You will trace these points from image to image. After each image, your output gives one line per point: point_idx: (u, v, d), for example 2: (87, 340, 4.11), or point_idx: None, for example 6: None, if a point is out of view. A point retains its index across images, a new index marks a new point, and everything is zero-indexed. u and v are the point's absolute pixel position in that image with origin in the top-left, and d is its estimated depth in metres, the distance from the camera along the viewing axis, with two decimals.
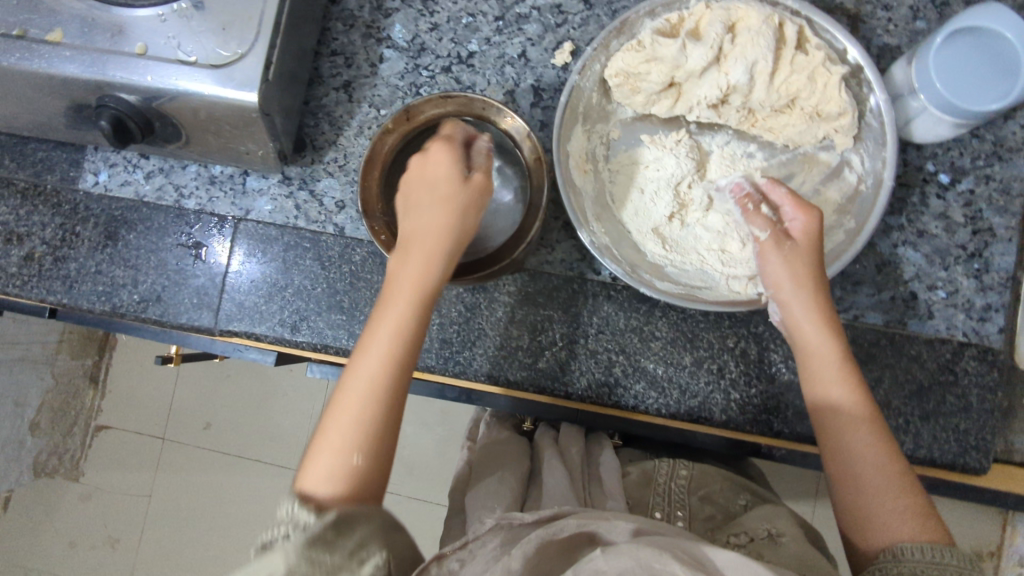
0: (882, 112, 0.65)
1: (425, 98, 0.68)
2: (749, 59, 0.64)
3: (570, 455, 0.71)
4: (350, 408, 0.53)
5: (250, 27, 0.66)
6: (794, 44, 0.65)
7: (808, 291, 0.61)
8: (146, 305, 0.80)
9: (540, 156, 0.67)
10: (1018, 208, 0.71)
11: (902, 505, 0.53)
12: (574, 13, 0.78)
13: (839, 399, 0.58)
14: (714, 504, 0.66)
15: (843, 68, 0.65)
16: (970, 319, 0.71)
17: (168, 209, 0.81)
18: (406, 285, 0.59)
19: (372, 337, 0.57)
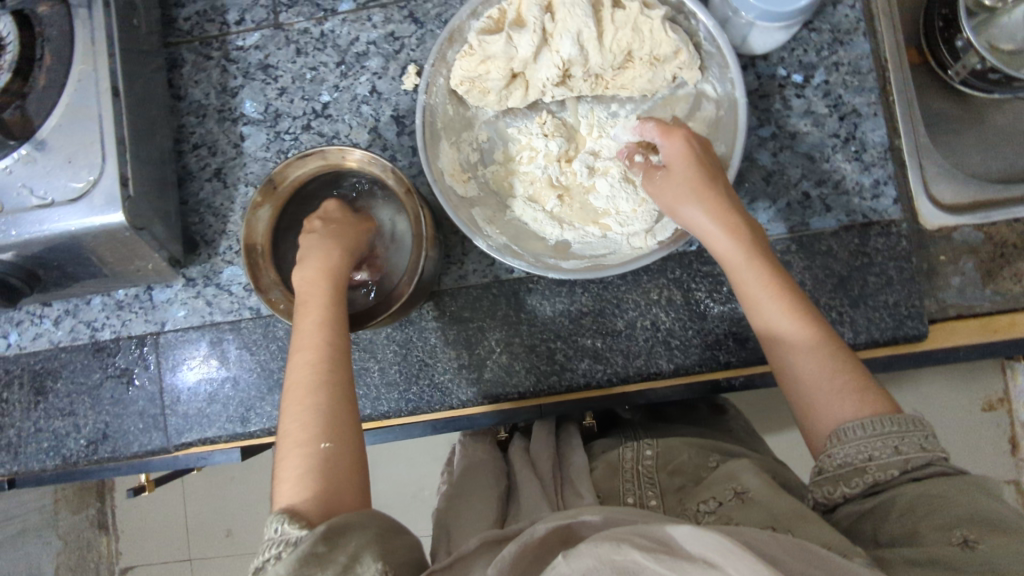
0: (714, 37, 0.66)
1: (285, 162, 0.68)
2: (573, 31, 0.65)
3: (541, 465, 0.72)
4: (297, 439, 0.53)
5: (95, 152, 0.66)
6: (610, 3, 0.66)
7: (711, 197, 0.60)
8: (95, 446, 0.79)
9: (409, 187, 0.67)
10: (872, 83, 0.73)
11: (849, 389, 0.53)
12: (408, 35, 0.79)
13: (765, 304, 0.58)
14: (687, 473, 0.65)
15: (661, 9, 0.66)
16: (865, 201, 0.72)
17: (86, 347, 0.81)
18: (313, 334, 0.59)
19: (296, 386, 0.56)
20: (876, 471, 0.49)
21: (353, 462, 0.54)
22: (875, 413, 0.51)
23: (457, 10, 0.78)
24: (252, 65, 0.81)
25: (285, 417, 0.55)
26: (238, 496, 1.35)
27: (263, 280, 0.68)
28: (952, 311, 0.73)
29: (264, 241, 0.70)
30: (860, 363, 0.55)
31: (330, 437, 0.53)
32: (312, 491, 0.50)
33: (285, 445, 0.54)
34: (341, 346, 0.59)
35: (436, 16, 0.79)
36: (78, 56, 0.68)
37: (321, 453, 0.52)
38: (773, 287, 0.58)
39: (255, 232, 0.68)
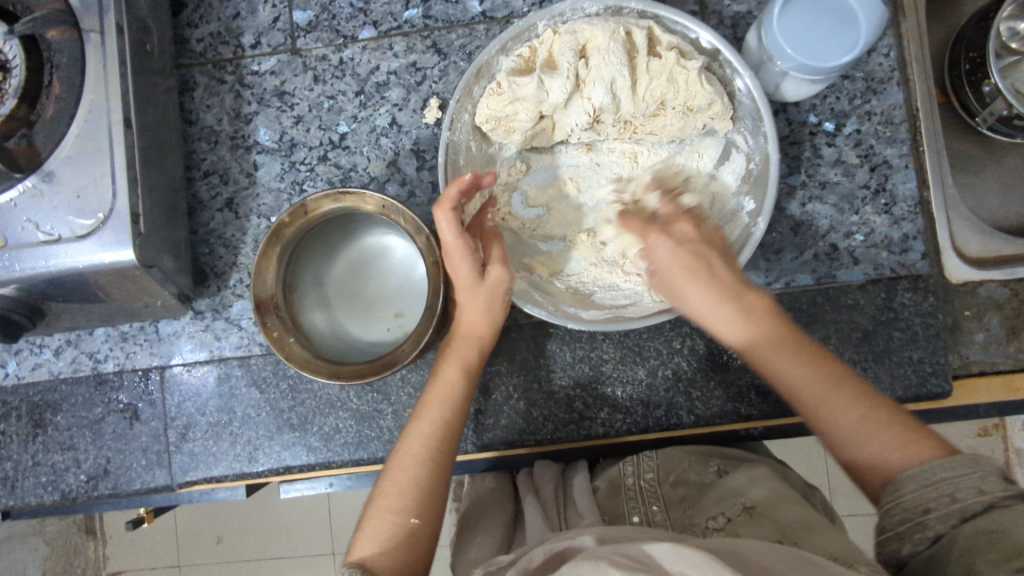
0: (751, 91, 0.65)
1: (323, 193, 0.63)
2: (607, 80, 0.63)
3: (543, 489, 0.69)
4: (390, 507, 0.54)
5: (106, 188, 0.64)
6: (645, 49, 0.65)
7: (706, 277, 0.57)
8: (95, 482, 0.77)
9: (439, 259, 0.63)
10: (904, 135, 0.72)
11: (896, 436, 0.49)
12: (431, 67, 0.76)
13: (787, 372, 0.54)
14: (689, 483, 0.64)
15: (697, 61, 0.64)
16: (893, 254, 0.72)
17: (88, 379, 0.78)
18: (444, 391, 0.62)
19: (406, 455, 0.58)
20: (935, 524, 0.43)
21: (429, 547, 0.55)
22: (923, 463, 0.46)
23: (483, 44, 0.76)
24: (267, 90, 0.78)
25: (388, 478, 0.57)
26: (232, 509, 1.33)
27: (265, 298, 0.64)
28: (974, 367, 0.73)
29: (280, 259, 0.65)
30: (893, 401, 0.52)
31: (420, 513, 0.55)
32: (388, 560, 0.52)
33: (377, 504, 0.55)
34: (460, 401, 0.62)
35: (460, 48, 0.76)
36: (89, 85, 0.64)
37: (407, 530, 0.53)
38: (790, 356, 0.54)
39: (273, 249, 0.64)
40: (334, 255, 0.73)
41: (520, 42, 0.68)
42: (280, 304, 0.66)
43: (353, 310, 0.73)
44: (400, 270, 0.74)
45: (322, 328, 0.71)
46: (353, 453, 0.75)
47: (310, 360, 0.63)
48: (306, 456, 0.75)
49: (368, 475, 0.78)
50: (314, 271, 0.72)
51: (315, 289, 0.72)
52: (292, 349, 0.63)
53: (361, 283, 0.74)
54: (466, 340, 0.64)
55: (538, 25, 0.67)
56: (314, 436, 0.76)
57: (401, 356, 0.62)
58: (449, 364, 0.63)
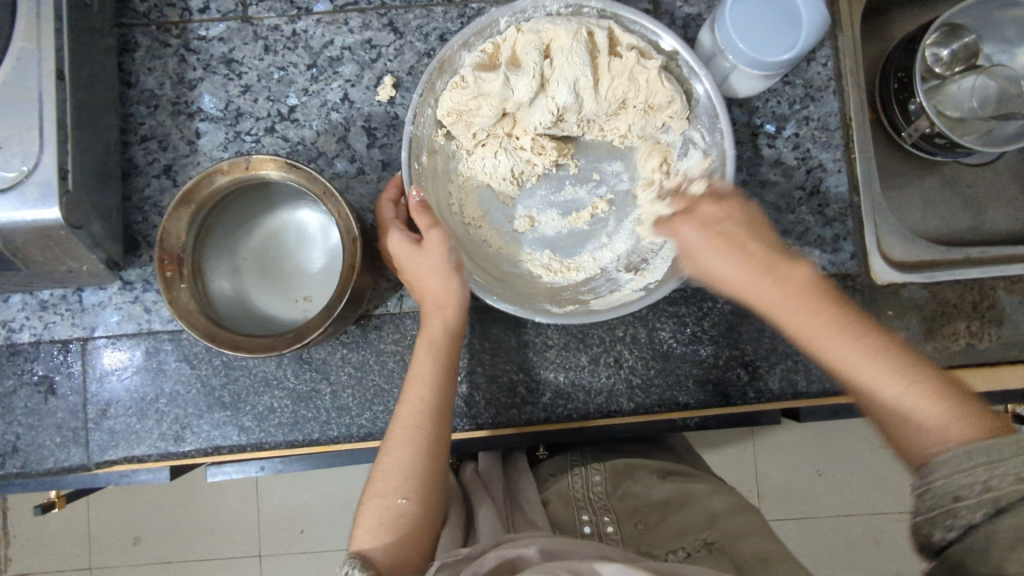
0: (710, 97, 0.68)
1: (268, 157, 0.60)
2: (570, 79, 0.66)
3: (488, 486, 0.68)
4: (379, 491, 0.55)
5: (32, 139, 0.60)
6: (607, 50, 0.67)
7: (743, 261, 0.55)
8: (3, 460, 0.72)
9: (354, 264, 0.61)
10: (839, 140, 0.76)
11: (956, 410, 0.44)
12: (386, 45, 0.76)
13: (836, 349, 0.50)
14: (636, 497, 0.65)
15: (657, 61, 0.67)
16: (824, 253, 0.76)
17: (0, 349, 0.73)
18: (422, 370, 0.61)
19: (393, 439, 0.58)
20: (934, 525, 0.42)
21: (424, 526, 0.54)
22: (975, 437, 0.43)
23: (441, 26, 0.76)
24: (214, 57, 0.76)
25: (379, 467, 0.57)
26: (153, 503, 1.27)
27: (171, 243, 0.61)
28: None
29: (205, 205, 0.63)
30: (909, 361, 0.48)
31: (409, 493, 0.54)
32: (385, 545, 0.52)
33: (370, 491, 0.55)
34: (437, 377, 0.61)
35: (417, 28, 0.76)
36: (20, 32, 0.61)
37: (397, 511, 0.53)
38: (843, 325, 0.50)
39: (200, 191, 0.61)
40: (259, 216, 0.71)
41: (482, 38, 0.69)
42: (186, 250, 0.63)
43: (268, 278, 0.71)
44: (324, 251, 0.72)
45: (228, 289, 0.68)
46: (288, 433, 0.72)
47: (194, 317, 0.60)
48: (237, 435, 0.73)
49: (302, 458, 0.75)
50: (232, 230, 0.69)
51: (233, 245, 0.69)
52: (179, 298, 0.60)
53: (284, 253, 0.72)
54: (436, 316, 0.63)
55: (500, 22, 0.68)
56: (246, 416, 0.73)
57: (280, 342, 0.60)
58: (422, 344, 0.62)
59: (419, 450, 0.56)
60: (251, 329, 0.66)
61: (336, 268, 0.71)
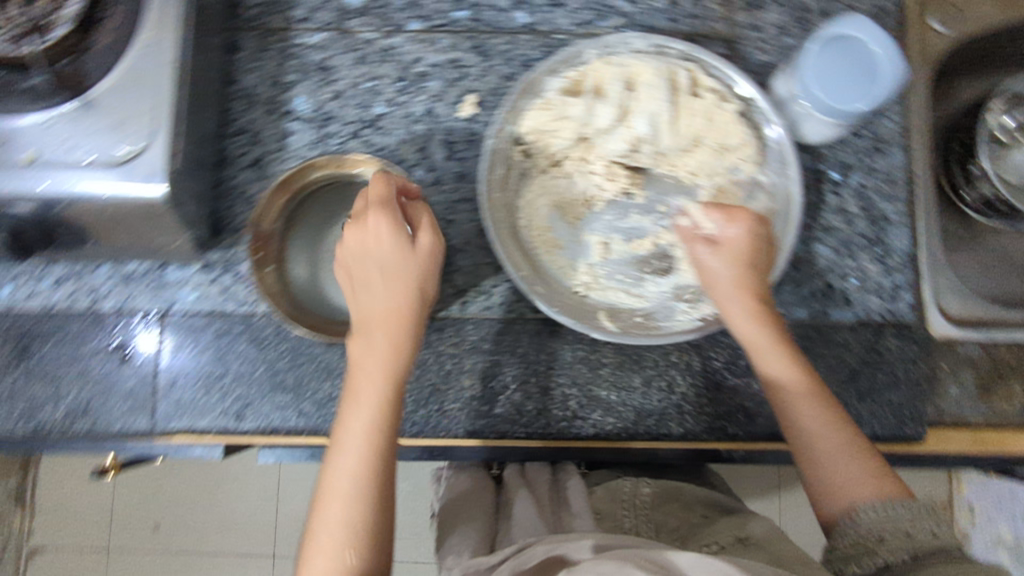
0: (782, 141, 0.70)
1: (364, 157, 0.66)
2: (649, 112, 0.71)
3: (537, 488, 0.74)
4: (339, 534, 0.56)
5: (147, 121, 0.65)
6: (687, 89, 0.72)
7: (772, 334, 0.64)
8: (74, 419, 0.75)
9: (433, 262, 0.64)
10: (903, 193, 0.78)
11: (874, 479, 0.58)
12: (473, 66, 0.80)
13: (807, 409, 0.62)
14: (677, 514, 0.69)
15: (735, 104, 0.72)
16: (883, 301, 0.76)
17: (83, 315, 0.77)
18: (364, 407, 0.60)
19: (331, 480, 0.58)
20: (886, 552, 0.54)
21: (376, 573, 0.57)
22: (890, 497, 0.57)
23: (525, 52, 0.80)
24: (310, 63, 0.81)
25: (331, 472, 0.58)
26: (184, 488, 1.29)
27: (264, 225, 0.66)
28: (948, 418, 0.76)
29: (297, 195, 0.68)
30: (870, 450, 0.61)
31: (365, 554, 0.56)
32: None
33: (321, 524, 0.57)
34: (389, 417, 0.61)
35: (503, 53, 0.80)
36: (147, 24, 0.66)
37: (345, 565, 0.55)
38: (816, 395, 0.63)
39: (297, 182, 0.67)
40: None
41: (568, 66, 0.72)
42: (276, 235, 0.68)
43: None
44: None
45: (303, 276, 0.69)
46: None
47: (276, 297, 0.66)
48: (295, 419, 0.75)
49: None
50: (313, 220, 0.71)
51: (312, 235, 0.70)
52: (267, 276, 0.65)
53: None
54: (382, 339, 0.62)
55: (587, 52, 0.71)
56: (306, 402, 0.76)
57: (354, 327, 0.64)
58: (365, 380, 0.60)
59: (374, 493, 0.58)
60: (322, 314, 0.68)
61: None
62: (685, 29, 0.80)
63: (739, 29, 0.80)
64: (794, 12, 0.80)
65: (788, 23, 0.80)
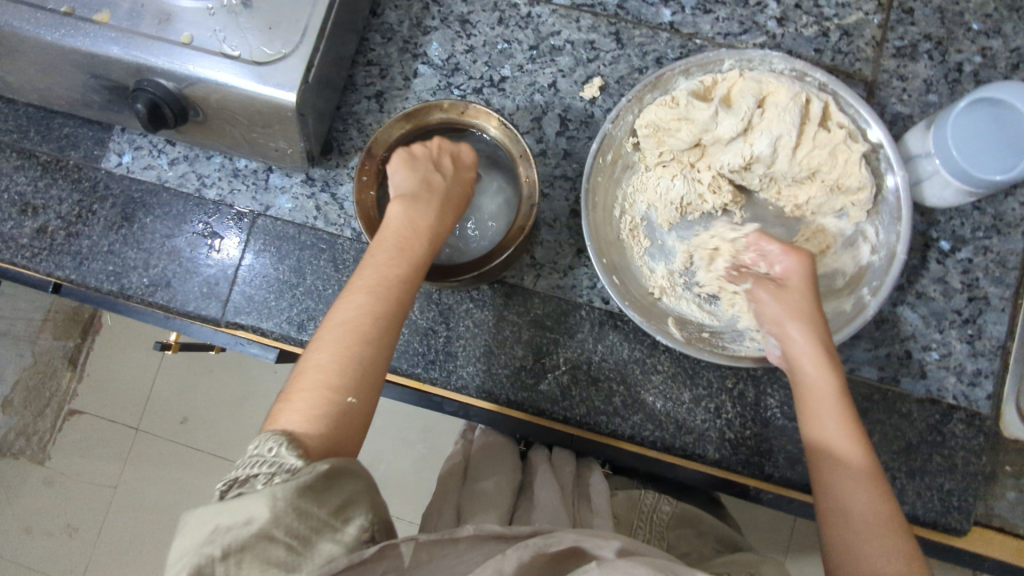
0: (899, 192, 0.68)
1: (487, 110, 0.66)
2: (773, 133, 0.68)
3: (561, 471, 0.74)
4: (326, 383, 0.52)
5: (296, 30, 0.68)
6: (817, 121, 0.69)
7: (821, 358, 0.61)
8: (154, 289, 0.80)
9: (524, 227, 0.65)
10: (1012, 280, 0.74)
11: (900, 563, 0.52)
12: (606, 51, 0.81)
13: (856, 489, 0.57)
14: (689, 542, 0.70)
15: (863, 146, 0.68)
16: (961, 383, 0.73)
17: (188, 197, 0.82)
18: (374, 282, 0.57)
19: (335, 328, 0.55)
20: None
21: (359, 428, 0.53)
22: None
23: (661, 50, 0.80)
24: (453, 14, 0.83)
25: (325, 344, 0.54)
26: (222, 388, 1.35)
27: (377, 150, 0.67)
28: (995, 520, 0.73)
29: (415, 130, 0.69)
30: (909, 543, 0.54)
31: (358, 395, 0.53)
32: (317, 434, 0.50)
33: (307, 379, 0.53)
34: (398, 301, 0.57)
35: (638, 45, 0.81)
36: None
37: (339, 406, 0.52)
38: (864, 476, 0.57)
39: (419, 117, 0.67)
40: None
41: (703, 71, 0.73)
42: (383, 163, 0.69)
43: None
44: None
45: None
46: (395, 359, 0.77)
47: (371, 220, 0.66)
48: None
49: (395, 388, 0.80)
50: None
51: None
52: (366, 200, 0.66)
53: None
54: (408, 248, 0.59)
55: (725, 62, 0.72)
56: None
57: None
58: (385, 264, 0.58)
59: (370, 353, 0.54)
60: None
61: None
62: (827, 63, 0.79)
63: (884, 76, 0.78)
64: (946, 72, 0.78)
65: (937, 80, 0.78)
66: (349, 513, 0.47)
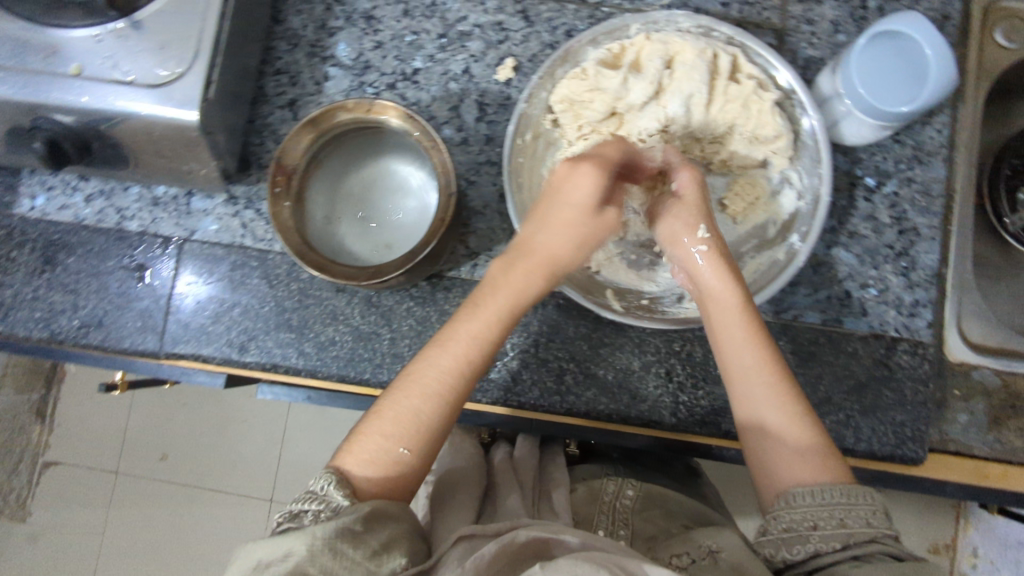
0: (817, 133, 0.68)
1: (392, 104, 0.64)
2: (685, 92, 0.68)
3: (523, 473, 0.77)
4: (382, 431, 0.56)
5: (189, 47, 0.66)
6: (727, 74, 0.69)
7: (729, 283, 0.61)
8: (87, 331, 0.78)
9: (445, 218, 0.64)
10: (938, 208, 0.75)
11: (818, 464, 0.54)
12: (515, 30, 0.80)
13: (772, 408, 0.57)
14: (656, 523, 0.69)
15: (773, 94, 0.69)
16: (901, 316, 0.74)
17: (109, 231, 0.80)
18: (484, 327, 0.60)
19: (416, 380, 0.58)
20: (818, 541, 0.50)
21: (412, 478, 0.56)
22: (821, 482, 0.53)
23: (569, 22, 0.80)
24: (357, 11, 0.81)
25: (393, 399, 0.57)
26: (191, 419, 1.33)
27: (287, 160, 0.66)
28: (951, 445, 0.74)
29: (325, 133, 0.68)
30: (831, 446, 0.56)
31: (410, 445, 0.56)
32: (370, 479, 0.54)
33: (370, 423, 0.57)
34: (487, 346, 0.60)
35: (547, 20, 0.80)
36: None
37: (393, 456, 0.55)
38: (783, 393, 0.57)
39: (325, 120, 0.66)
40: (364, 160, 0.75)
41: (611, 38, 0.71)
42: (297, 171, 0.68)
43: (358, 215, 0.75)
44: (414, 204, 0.75)
45: (319, 217, 0.72)
46: (342, 368, 0.76)
47: (290, 231, 0.64)
48: (296, 358, 0.77)
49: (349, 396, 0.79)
50: (335, 161, 0.73)
51: (331, 175, 0.73)
52: (281, 212, 0.65)
53: (375, 197, 0.75)
54: (509, 290, 0.61)
55: (631, 27, 0.71)
56: (308, 342, 0.77)
57: (359, 274, 0.64)
58: (483, 312, 0.60)
59: (431, 407, 0.57)
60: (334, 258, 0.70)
61: (421, 220, 0.74)
62: (736, 16, 0.78)
63: (792, 21, 0.78)
64: (852, 11, 0.78)
65: (844, 19, 0.78)
66: (385, 556, 0.50)
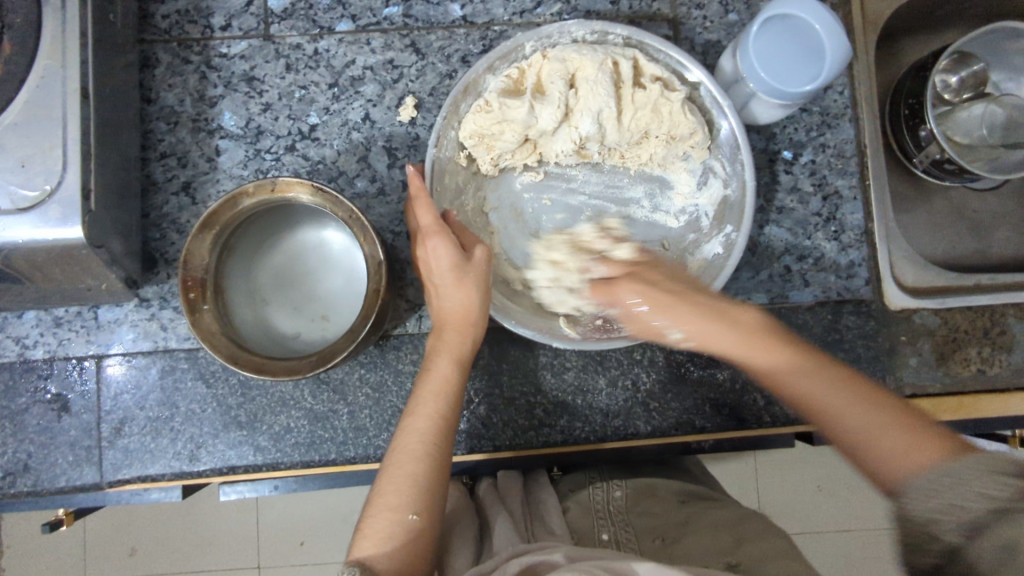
0: (731, 120, 0.69)
1: (296, 179, 0.60)
2: (594, 110, 0.66)
3: (510, 500, 0.69)
4: (389, 504, 0.51)
5: (55, 159, 0.59)
6: (630, 81, 0.67)
7: None
8: (13, 479, 0.71)
9: (380, 288, 0.61)
10: (854, 167, 0.77)
11: None
12: (408, 65, 0.76)
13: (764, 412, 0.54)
14: (654, 513, 0.65)
15: (680, 92, 0.68)
16: (840, 279, 0.76)
17: (13, 366, 0.72)
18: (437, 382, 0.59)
19: (402, 452, 0.55)
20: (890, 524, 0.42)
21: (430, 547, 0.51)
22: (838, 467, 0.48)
23: (462, 47, 0.76)
24: (235, 75, 0.76)
25: (384, 477, 0.54)
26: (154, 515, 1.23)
27: (194, 265, 0.60)
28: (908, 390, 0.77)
29: (229, 225, 0.62)
30: None
31: (419, 509, 0.52)
32: (390, 558, 0.49)
33: (375, 504, 0.52)
34: (451, 397, 0.59)
35: (439, 49, 0.76)
36: (45, 50, 0.61)
37: (406, 526, 0.50)
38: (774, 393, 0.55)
39: (224, 211, 0.60)
40: (279, 237, 0.70)
41: (506, 62, 0.69)
42: (208, 272, 0.62)
43: (288, 298, 0.71)
44: (344, 271, 0.71)
45: (247, 312, 0.67)
46: (305, 454, 0.72)
47: (217, 339, 0.60)
48: (253, 455, 0.72)
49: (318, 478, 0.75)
50: (249, 246, 0.68)
51: (249, 263, 0.68)
52: (203, 319, 0.60)
53: (302, 273, 0.71)
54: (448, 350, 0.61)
55: (525, 46, 0.69)
56: (262, 436, 0.72)
57: (306, 363, 0.60)
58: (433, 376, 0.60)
59: (431, 467, 0.54)
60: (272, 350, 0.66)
61: (356, 287, 0.71)
62: (627, 12, 0.77)
63: (682, 9, 0.78)
64: None
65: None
66: None
